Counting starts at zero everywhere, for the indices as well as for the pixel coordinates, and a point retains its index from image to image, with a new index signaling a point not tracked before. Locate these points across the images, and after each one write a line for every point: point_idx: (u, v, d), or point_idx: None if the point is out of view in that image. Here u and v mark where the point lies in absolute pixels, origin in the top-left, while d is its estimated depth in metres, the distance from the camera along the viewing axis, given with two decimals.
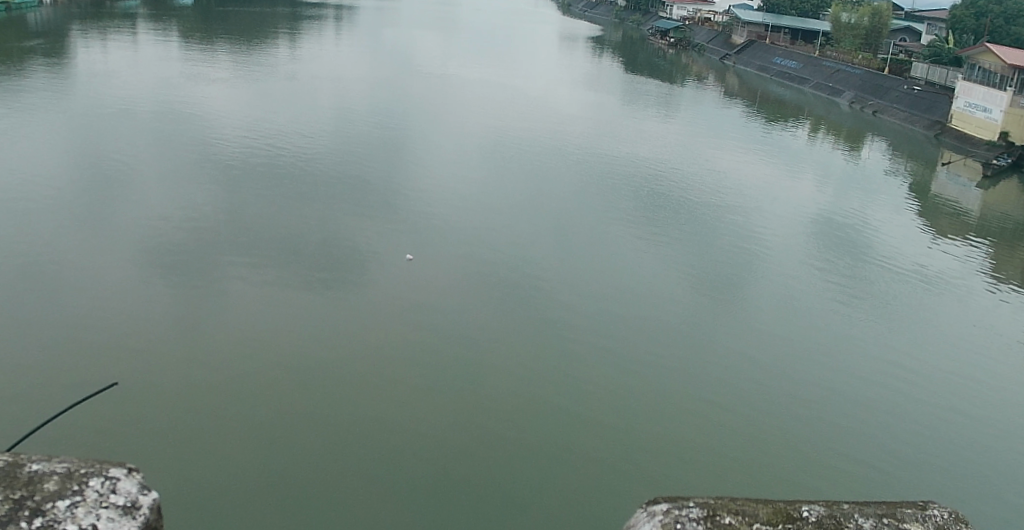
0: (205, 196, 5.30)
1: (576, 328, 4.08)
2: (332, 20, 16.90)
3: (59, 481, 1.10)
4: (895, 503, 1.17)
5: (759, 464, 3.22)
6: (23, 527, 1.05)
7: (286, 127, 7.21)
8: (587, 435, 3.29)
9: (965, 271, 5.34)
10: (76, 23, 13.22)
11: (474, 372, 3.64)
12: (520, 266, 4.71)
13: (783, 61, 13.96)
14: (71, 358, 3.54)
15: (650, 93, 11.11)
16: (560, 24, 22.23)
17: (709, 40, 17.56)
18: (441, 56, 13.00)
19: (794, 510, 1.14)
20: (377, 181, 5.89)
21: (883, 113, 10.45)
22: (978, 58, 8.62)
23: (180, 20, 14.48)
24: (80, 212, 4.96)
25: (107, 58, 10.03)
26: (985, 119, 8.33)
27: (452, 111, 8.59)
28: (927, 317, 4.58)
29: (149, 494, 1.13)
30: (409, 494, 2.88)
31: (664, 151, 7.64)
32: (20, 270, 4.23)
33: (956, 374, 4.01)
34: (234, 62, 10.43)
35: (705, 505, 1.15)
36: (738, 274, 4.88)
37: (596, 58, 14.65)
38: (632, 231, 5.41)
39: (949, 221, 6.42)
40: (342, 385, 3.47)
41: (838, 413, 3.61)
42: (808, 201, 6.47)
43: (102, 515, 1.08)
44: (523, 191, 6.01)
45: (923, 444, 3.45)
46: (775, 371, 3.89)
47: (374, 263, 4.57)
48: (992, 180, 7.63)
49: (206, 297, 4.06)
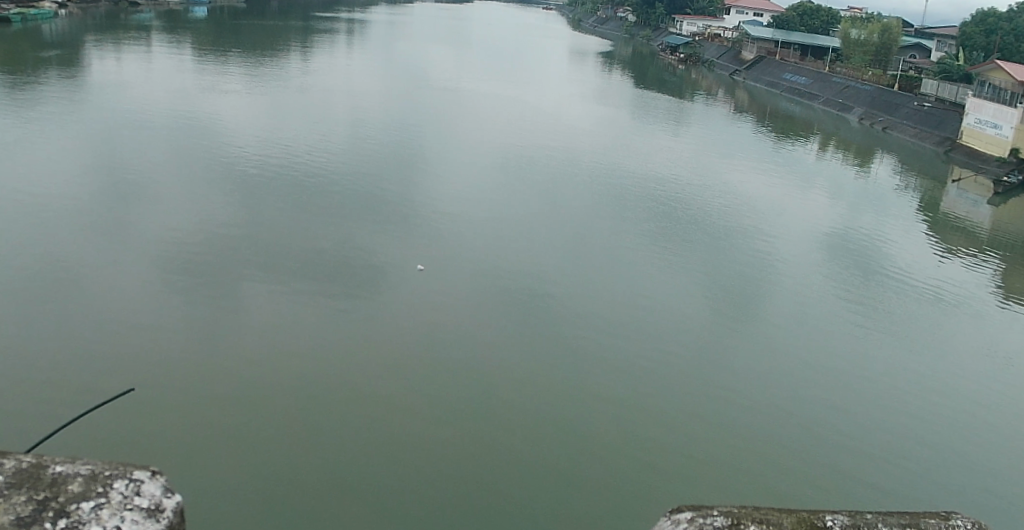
0: (221, 208, 5.33)
1: (589, 342, 4.08)
2: (345, 34, 17.00)
3: (84, 482, 1.03)
4: (918, 513, 1.11)
5: (767, 483, 3.19)
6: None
7: (299, 139, 7.26)
8: (595, 454, 3.24)
9: (976, 287, 5.31)
10: (92, 35, 13.34)
11: (483, 388, 3.62)
12: (532, 279, 4.72)
13: (793, 77, 14.01)
14: (83, 367, 3.55)
15: (660, 108, 11.14)
16: (572, 39, 22.33)
17: (719, 55, 17.61)
18: (454, 70, 13.09)
19: (818, 518, 1.08)
20: (389, 194, 5.92)
21: (892, 129, 10.45)
22: (989, 75, 8.62)
23: (194, 33, 14.61)
24: (99, 223, 5.00)
25: (121, 70, 10.13)
26: (996, 135, 8.31)
27: (463, 124, 8.64)
28: (938, 332, 4.56)
29: (173, 497, 1.06)
30: (413, 504, 2.88)
31: (675, 166, 7.67)
32: (38, 279, 4.26)
33: (969, 392, 3.99)
34: (247, 75, 10.51)
35: (730, 514, 1.09)
36: (748, 288, 4.88)
37: (607, 74, 14.72)
38: (642, 246, 5.40)
39: (959, 238, 6.40)
40: (345, 401, 3.44)
41: (851, 428, 3.58)
42: (818, 216, 6.47)
43: (126, 517, 1.02)
44: (534, 205, 6.03)
45: (931, 460, 3.41)
46: (790, 388, 3.86)
47: (389, 275, 4.60)
48: (1004, 196, 7.58)
49: (222, 308, 4.08)
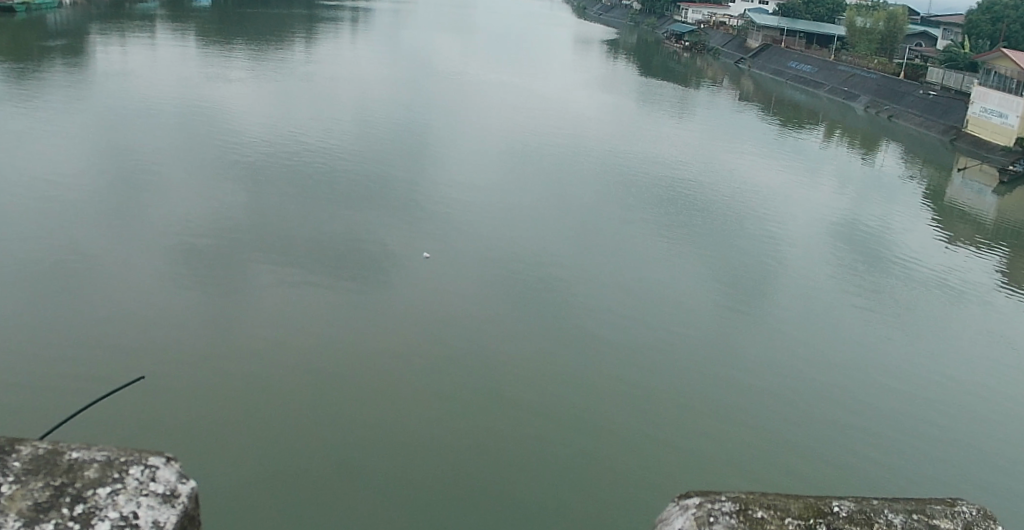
0: (228, 197, 5.34)
1: (595, 331, 4.08)
2: (349, 22, 16.92)
3: (100, 469, 0.98)
4: (922, 499, 1.09)
5: (775, 473, 3.18)
6: (63, 516, 0.94)
7: (304, 129, 7.24)
8: (604, 445, 3.23)
9: (981, 276, 5.31)
10: (96, 24, 13.29)
11: (492, 379, 3.61)
12: (538, 268, 4.72)
13: (799, 65, 13.96)
14: (93, 357, 3.56)
15: (666, 96, 11.10)
16: (577, 26, 22.25)
17: (725, 44, 17.56)
18: (459, 58, 13.06)
19: (825, 505, 1.05)
20: (394, 183, 5.92)
21: (898, 117, 10.42)
22: (995, 63, 8.58)
23: (199, 22, 14.54)
24: (108, 213, 5.00)
25: (125, 59, 10.08)
26: (1002, 124, 8.29)
27: (468, 112, 8.63)
28: (943, 321, 4.56)
29: (188, 482, 1.01)
30: (422, 493, 2.88)
31: (681, 154, 7.64)
32: (47, 270, 4.27)
33: (972, 379, 3.99)
34: (251, 63, 10.49)
35: (737, 500, 1.05)
36: (755, 277, 4.87)
37: (612, 62, 14.64)
38: (648, 235, 5.39)
39: (965, 226, 6.39)
40: (356, 392, 3.44)
41: (854, 417, 3.59)
42: (824, 205, 6.45)
43: (142, 503, 0.97)
44: (540, 194, 6.03)
45: (935, 450, 3.41)
46: (796, 377, 3.86)
47: (395, 264, 4.61)
48: (1009, 186, 7.56)
49: (230, 298, 4.09)
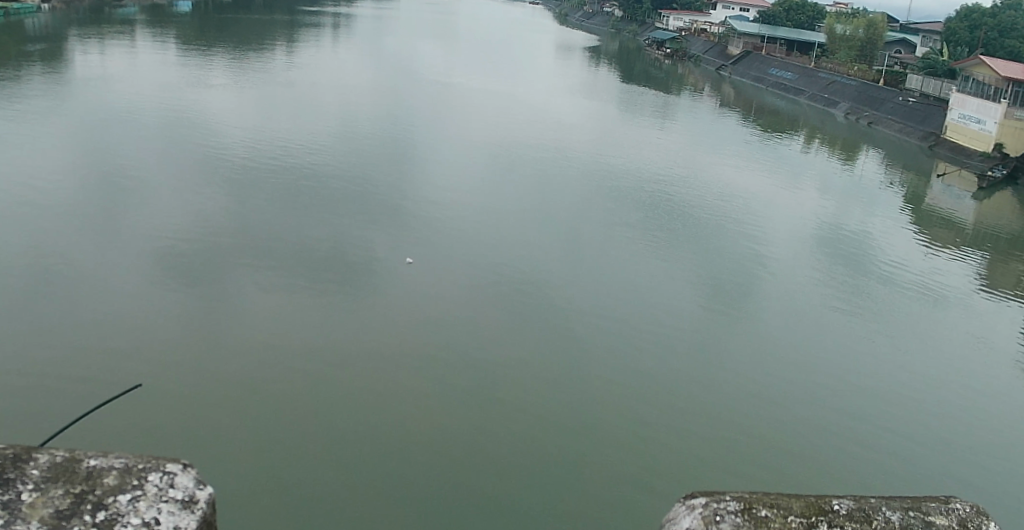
0: (213, 205, 5.33)
1: (583, 337, 4.11)
2: (331, 28, 16.91)
3: (119, 475, 0.96)
4: (918, 497, 1.14)
5: (764, 474, 3.23)
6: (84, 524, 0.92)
7: (288, 135, 7.23)
8: (600, 448, 3.27)
9: (962, 280, 5.40)
10: (75, 29, 13.23)
11: (488, 385, 3.64)
12: (524, 275, 4.75)
13: (779, 72, 14.11)
14: (84, 366, 3.56)
15: (647, 103, 11.18)
16: (559, 33, 22.38)
17: (706, 51, 17.72)
18: (440, 64, 13.13)
19: (825, 503, 1.10)
20: (380, 190, 5.94)
21: (877, 124, 10.55)
22: (973, 70, 8.72)
23: (179, 27, 14.50)
24: (92, 222, 4.98)
25: (105, 65, 10.04)
26: (980, 130, 8.42)
27: (452, 119, 8.67)
28: (925, 326, 4.63)
29: (207, 487, 0.98)
30: (422, 496, 2.90)
31: (663, 160, 7.71)
32: (33, 279, 4.24)
33: (953, 383, 4.06)
34: (233, 69, 10.47)
35: (741, 499, 1.10)
36: (740, 283, 4.92)
37: (593, 68, 14.72)
38: (634, 241, 5.44)
39: (944, 232, 6.49)
40: (354, 397, 3.46)
41: (837, 420, 3.64)
42: (806, 211, 6.53)
43: (163, 509, 0.94)
44: (526, 200, 6.06)
45: (917, 452, 3.47)
46: (781, 382, 3.91)
47: (383, 271, 4.62)
48: (988, 191, 7.73)
49: (220, 306, 4.09)
